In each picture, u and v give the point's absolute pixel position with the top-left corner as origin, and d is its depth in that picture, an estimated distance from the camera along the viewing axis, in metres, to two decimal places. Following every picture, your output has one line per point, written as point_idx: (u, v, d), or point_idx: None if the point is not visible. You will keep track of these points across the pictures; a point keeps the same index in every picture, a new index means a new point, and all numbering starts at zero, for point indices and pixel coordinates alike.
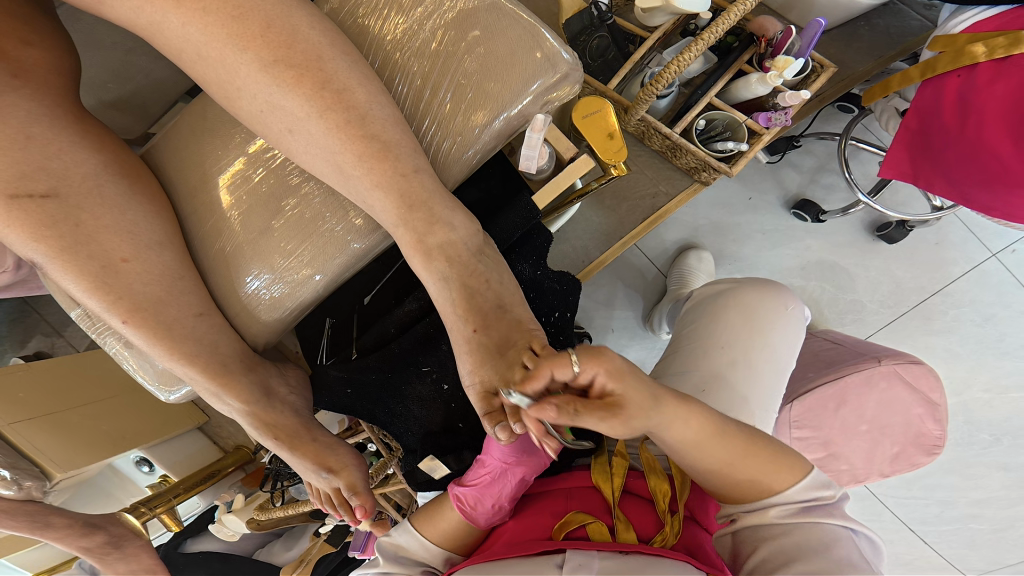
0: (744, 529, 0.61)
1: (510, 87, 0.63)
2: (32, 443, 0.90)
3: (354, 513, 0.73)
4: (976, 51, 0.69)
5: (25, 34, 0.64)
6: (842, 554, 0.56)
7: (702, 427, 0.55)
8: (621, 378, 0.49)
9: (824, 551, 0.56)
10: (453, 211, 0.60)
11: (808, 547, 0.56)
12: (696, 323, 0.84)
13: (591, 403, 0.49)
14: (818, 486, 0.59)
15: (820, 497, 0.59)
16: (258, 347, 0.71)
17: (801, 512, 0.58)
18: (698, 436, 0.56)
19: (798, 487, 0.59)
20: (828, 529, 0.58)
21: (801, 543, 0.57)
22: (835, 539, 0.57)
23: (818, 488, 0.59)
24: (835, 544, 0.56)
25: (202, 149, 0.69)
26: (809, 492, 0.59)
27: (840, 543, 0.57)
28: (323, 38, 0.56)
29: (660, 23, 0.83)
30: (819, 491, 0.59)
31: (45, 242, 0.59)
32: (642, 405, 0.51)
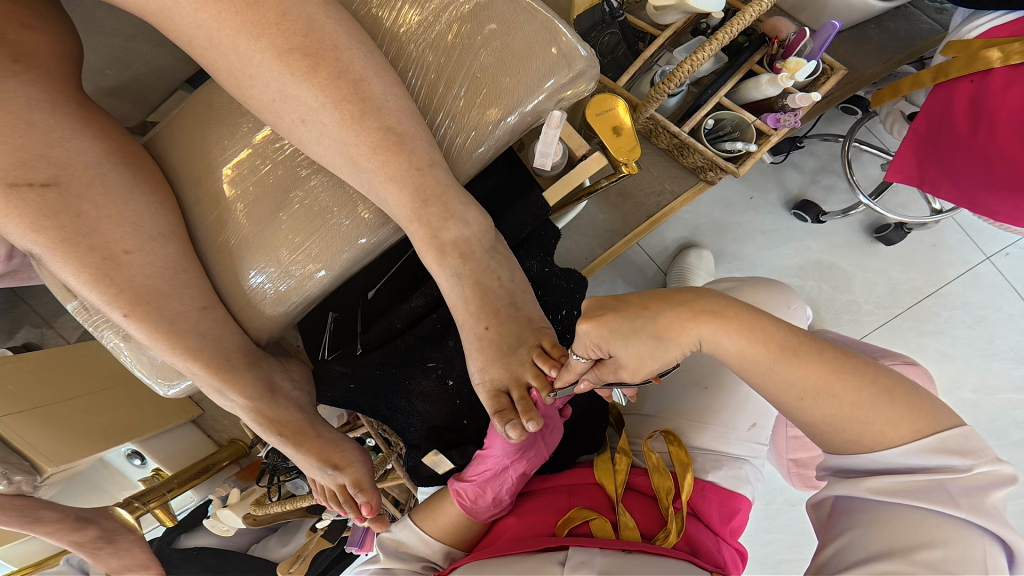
0: (839, 498, 0.50)
1: (526, 83, 0.62)
2: (22, 437, 0.88)
3: (359, 511, 0.72)
4: (991, 56, 0.69)
5: (26, 18, 0.61)
6: (953, 556, 0.43)
7: (752, 346, 0.49)
8: (609, 336, 0.49)
9: (923, 546, 0.44)
10: (466, 206, 0.59)
11: (900, 538, 0.45)
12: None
13: (606, 368, 0.51)
14: (937, 453, 0.46)
15: (944, 473, 0.45)
16: (261, 341, 0.70)
17: (910, 485, 0.46)
18: (749, 357, 0.49)
19: (909, 452, 0.47)
20: (944, 520, 0.44)
21: (900, 532, 0.45)
22: (952, 535, 0.43)
23: (943, 455, 0.46)
24: (949, 542, 0.43)
25: (207, 138, 0.67)
26: (924, 459, 0.46)
27: (957, 542, 0.43)
28: (339, 28, 0.54)
29: (672, 21, 0.82)
30: (939, 460, 0.46)
31: (45, 233, 0.58)
32: (643, 345, 0.49)
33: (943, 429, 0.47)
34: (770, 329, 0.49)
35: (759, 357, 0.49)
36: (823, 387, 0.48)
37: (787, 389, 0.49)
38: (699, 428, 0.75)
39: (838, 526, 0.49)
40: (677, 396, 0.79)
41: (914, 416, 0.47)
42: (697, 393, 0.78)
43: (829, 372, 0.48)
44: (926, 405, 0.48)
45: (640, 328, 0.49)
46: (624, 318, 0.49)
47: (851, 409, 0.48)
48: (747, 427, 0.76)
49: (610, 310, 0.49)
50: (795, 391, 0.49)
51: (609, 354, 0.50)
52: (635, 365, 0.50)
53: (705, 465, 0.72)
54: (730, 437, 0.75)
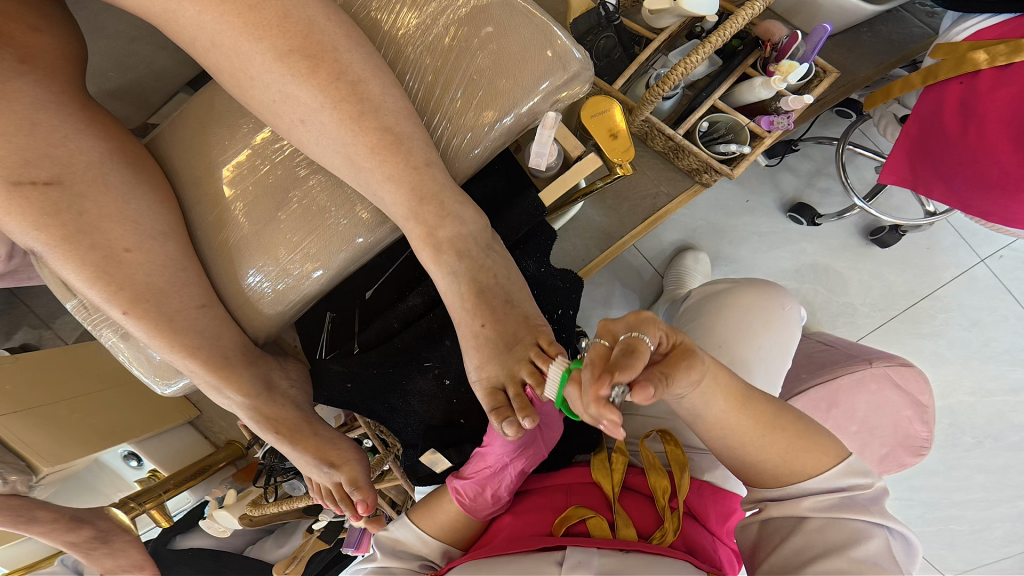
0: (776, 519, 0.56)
1: (522, 84, 0.63)
2: (17, 435, 0.88)
3: (356, 509, 0.72)
4: (979, 58, 0.71)
5: (31, 20, 0.62)
6: (873, 555, 0.51)
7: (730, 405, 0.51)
8: None
9: (849, 549, 0.51)
10: (463, 205, 0.59)
11: (830, 544, 0.52)
12: (699, 319, 0.83)
13: None
14: (851, 473, 0.54)
15: (855, 489, 0.54)
16: (259, 340, 0.71)
17: (833, 502, 0.54)
18: None
19: (830, 476, 0.54)
20: (860, 525, 0.53)
21: (829, 540, 0.52)
22: (867, 537, 0.52)
23: (853, 476, 0.54)
24: (866, 543, 0.52)
25: (208, 138, 0.68)
26: (842, 481, 0.54)
27: (870, 542, 0.52)
28: (339, 30, 0.55)
29: (666, 25, 0.83)
30: (851, 480, 0.54)
31: (47, 230, 0.58)
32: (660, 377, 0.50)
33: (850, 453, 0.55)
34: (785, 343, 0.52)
35: (736, 418, 0.52)
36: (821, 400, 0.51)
37: None
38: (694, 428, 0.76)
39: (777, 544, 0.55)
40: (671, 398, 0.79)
41: (832, 449, 0.55)
42: None
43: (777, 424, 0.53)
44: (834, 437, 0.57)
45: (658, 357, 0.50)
46: None
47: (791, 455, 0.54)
48: None
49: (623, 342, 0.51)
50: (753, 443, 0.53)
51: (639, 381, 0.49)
52: None
53: (700, 464, 0.73)
54: None
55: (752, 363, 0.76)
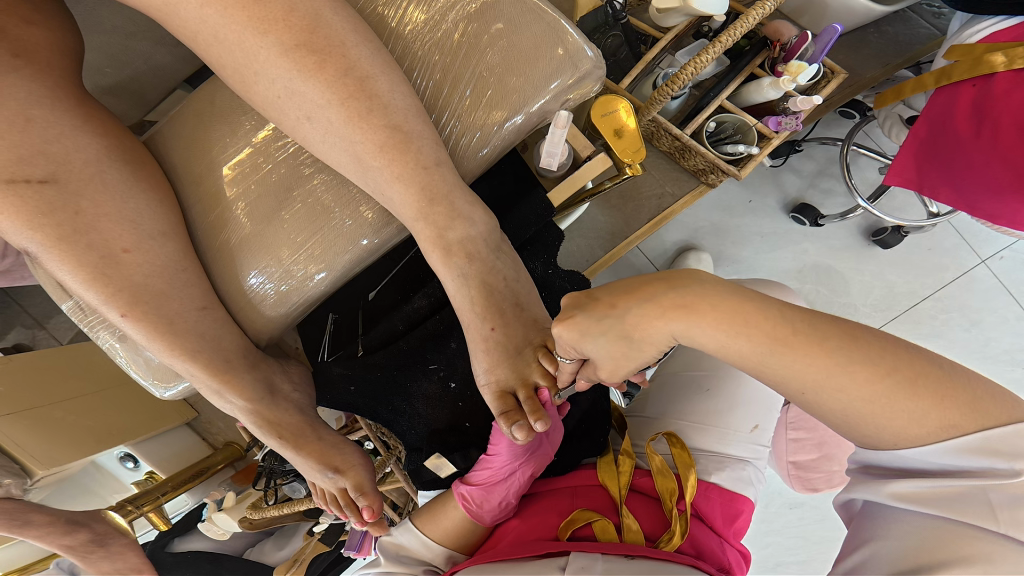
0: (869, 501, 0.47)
1: (532, 83, 0.62)
2: (11, 438, 0.86)
3: (362, 515, 0.71)
4: (996, 60, 0.70)
5: (26, 13, 0.61)
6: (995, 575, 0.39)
7: (737, 338, 0.44)
8: (579, 335, 0.49)
9: (951, 560, 0.40)
10: (472, 205, 0.58)
11: (925, 548, 0.42)
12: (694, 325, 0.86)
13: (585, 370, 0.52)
14: (976, 452, 0.41)
15: (982, 476, 0.41)
16: (261, 342, 0.69)
17: (945, 492, 0.42)
18: (736, 348, 0.44)
19: (943, 452, 0.42)
20: (976, 532, 0.41)
21: (926, 544, 0.42)
22: (986, 549, 0.40)
23: (985, 458, 0.41)
24: (990, 557, 0.40)
25: (208, 136, 0.67)
26: (963, 461, 0.42)
27: (992, 559, 0.40)
28: (347, 25, 0.54)
29: (674, 24, 0.82)
30: (976, 462, 0.41)
31: (43, 230, 0.57)
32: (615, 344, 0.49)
33: (989, 426, 0.41)
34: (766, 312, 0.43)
35: (748, 348, 0.44)
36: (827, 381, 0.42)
37: None
38: (703, 430, 0.76)
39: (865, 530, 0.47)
40: (678, 402, 0.79)
41: (942, 407, 0.41)
42: (699, 397, 0.78)
43: (838, 354, 0.42)
44: (959, 391, 0.42)
45: (608, 328, 0.48)
46: (592, 317, 0.48)
47: (867, 403, 0.42)
48: (750, 427, 0.76)
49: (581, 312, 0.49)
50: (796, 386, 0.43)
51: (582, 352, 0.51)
52: (612, 365, 0.50)
53: (708, 466, 0.72)
54: (731, 438, 0.75)
55: None
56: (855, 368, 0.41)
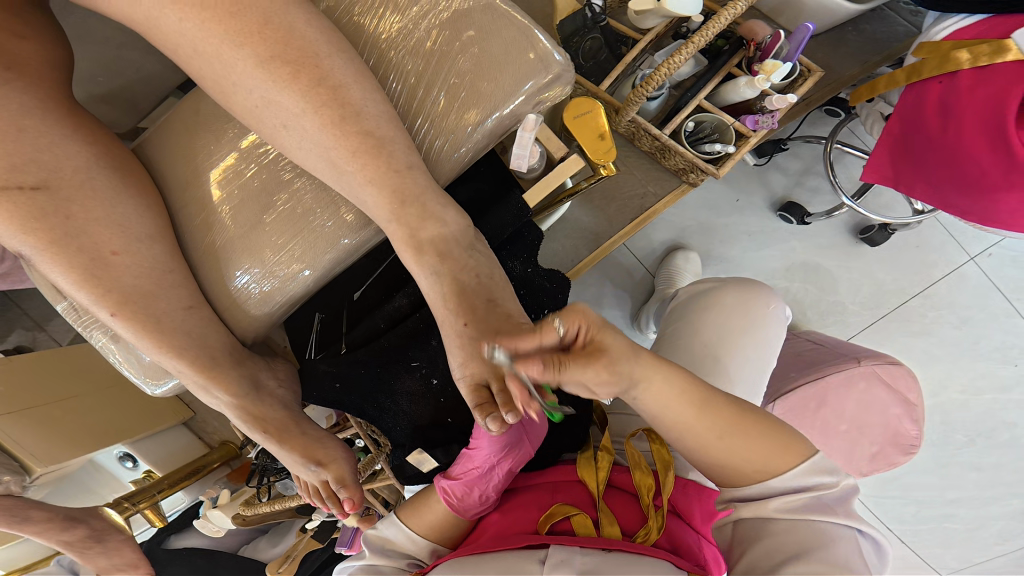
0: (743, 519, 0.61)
1: (503, 87, 0.64)
2: (11, 437, 0.88)
3: (342, 507, 0.74)
4: (961, 57, 0.71)
5: (17, 25, 0.63)
6: (838, 554, 0.55)
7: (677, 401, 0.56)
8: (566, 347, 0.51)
9: (819, 547, 0.55)
10: (445, 207, 0.60)
11: (802, 540, 0.56)
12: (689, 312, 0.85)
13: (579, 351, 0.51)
14: (814, 473, 0.58)
15: (821, 489, 0.58)
16: (247, 341, 0.71)
17: (802, 504, 0.58)
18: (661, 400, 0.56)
19: (794, 476, 0.58)
20: (827, 525, 0.57)
21: (799, 539, 0.56)
22: (832, 535, 0.56)
23: (818, 475, 0.58)
24: (831, 542, 0.56)
25: (194, 142, 0.69)
26: (808, 479, 0.58)
27: (837, 541, 0.56)
28: (320, 35, 0.56)
29: (652, 25, 0.84)
30: (820, 478, 0.58)
31: (35, 234, 0.59)
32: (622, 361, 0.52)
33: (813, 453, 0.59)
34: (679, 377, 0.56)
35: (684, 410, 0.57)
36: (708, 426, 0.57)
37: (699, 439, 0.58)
38: None
39: (748, 541, 0.60)
40: None
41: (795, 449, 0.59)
42: None
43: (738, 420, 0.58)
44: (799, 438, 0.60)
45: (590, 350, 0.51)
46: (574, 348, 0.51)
47: (733, 444, 0.58)
48: None
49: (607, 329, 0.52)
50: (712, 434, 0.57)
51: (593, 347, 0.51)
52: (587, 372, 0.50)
53: (686, 464, 0.75)
54: None
55: (740, 363, 0.77)
56: (714, 416, 0.57)
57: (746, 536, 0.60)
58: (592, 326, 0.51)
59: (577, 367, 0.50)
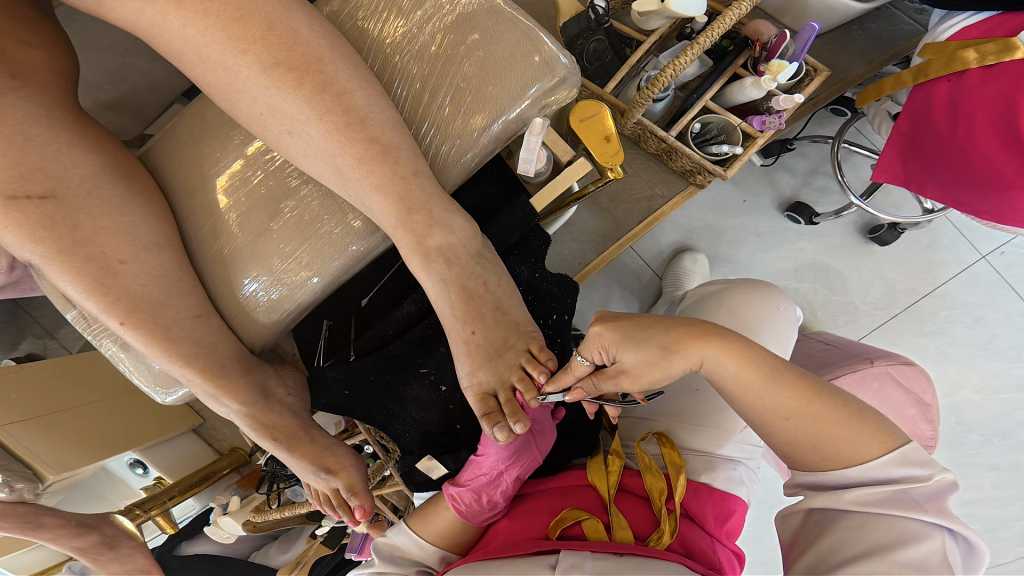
0: (816, 511, 0.55)
1: (509, 91, 0.64)
2: (24, 445, 0.89)
3: (353, 514, 0.73)
4: (967, 57, 0.70)
5: (24, 35, 0.64)
6: (920, 557, 0.48)
7: (747, 369, 0.54)
8: (621, 339, 0.53)
9: (898, 547, 0.49)
10: (451, 212, 0.60)
11: (878, 539, 0.51)
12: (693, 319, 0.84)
13: (607, 374, 0.54)
14: (899, 464, 0.52)
15: (908, 482, 0.52)
16: (256, 349, 0.71)
17: (882, 496, 0.52)
18: (744, 377, 0.54)
19: (878, 465, 0.52)
20: (913, 525, 0.50)
21: (875, 536, 0.51)
22: (920, 536, 0.49)
23: (906, 467, 0.52)
24: (916, 542, 0.49)
25: (201, 150, 0.69)
26: (892, 471, 0.52)
27: (923, 542, 0.49)
28: (324, 41, 0.56)
29: (657, 26, 0.83)
30: (906, 471, 0.52)
31: (44, 243, 0.59)
32: (652, 354, 0.53)
33: (905, 443, 0.53)
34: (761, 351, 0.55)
35: (753, 379, 0.54)
36: (801, 409, 0.54)
37: (772, 410, 0.54)
38: (690, 429, 0.76)
39: (817, 533, 0.54)
40: (668, 400, 0.80)
41: (882, 435, 0.53)
42: (688, 396, 0.79)
43: (814, 399, 0.54)
44: (887, 425, 0.55)
45: (651, 337, 0.53)
46: (637, 327, 0.54)
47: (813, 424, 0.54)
48: (740, 427, 0.76)
49: (627, 322, 0.54)
50: (781, 413, 0.54)
51: (615, 358, 0.53)
52: (638, 370, 0.53)
53: (697, 466, 0.73)
54: (723, 437, 0.75)
55: None
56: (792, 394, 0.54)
57: (815, 529, 0.55)
58: (609, 345, 0.53)
59: (611, 386, 0.54)
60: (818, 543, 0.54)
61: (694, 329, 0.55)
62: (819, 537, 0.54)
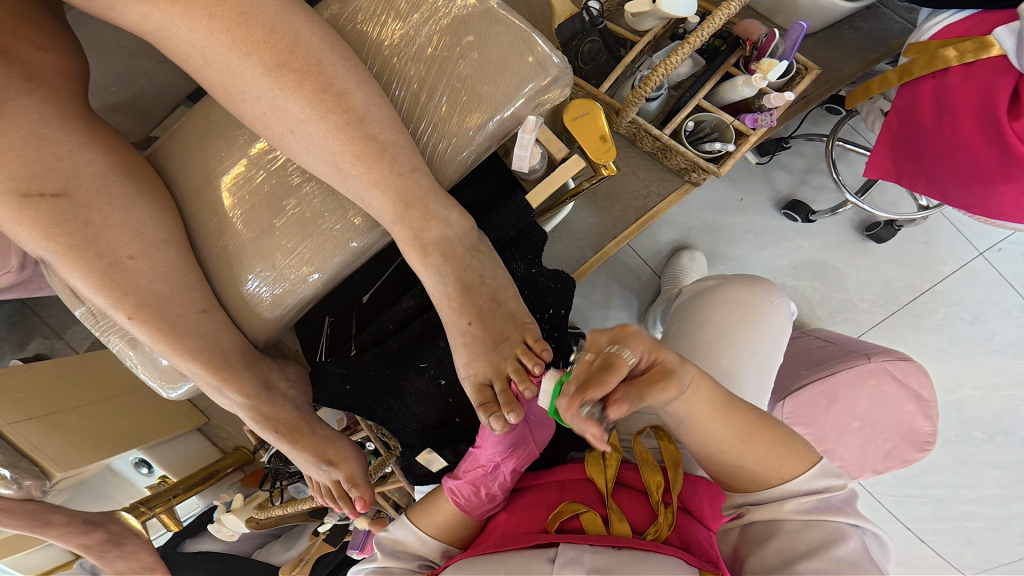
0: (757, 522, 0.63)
1: (503, 91, 0.66)
2: (35, 444, 0.91)
3: (354, 506, 0.75)
4: (947, 55, 0.72)
5: (38, 40, 0.66)
6: (848, 552, 0.57)
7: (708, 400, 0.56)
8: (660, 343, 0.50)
9: (831, 546, 0.57)
10: (448, 208, 0.62)
11: (813, 540, 0.58)
12: (671, 336, 0.86)
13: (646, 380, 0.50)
14: (823, 476, 0.61)
15: (830, 491, 0.60)
16: (259, 343, 0.73)
17: (812, 505, 0.60)
18: None
19: (806, 480, 0.60)
20: (837, 526, 0.59)
21: (811, 539, 0.59)
22: (843, 535, 0.58)
23: (827, 479, 0.61)
24: (843, 540, 0.58)
25: (206, 150, 0.71)
26: (819, 483, 0.61)
27: (847, 540, 0.58)
28: (323, 43, 0.58)
29: (649, 27, 0.85)
30: (827, 482, 0.60)
31: (54, 239, 0.61)
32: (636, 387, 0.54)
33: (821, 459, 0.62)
34: None
35: (709, 412, 0.57)
36: None
37: None
38: None
39: (760, 542, 0.62)
40: None
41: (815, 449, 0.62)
42: None
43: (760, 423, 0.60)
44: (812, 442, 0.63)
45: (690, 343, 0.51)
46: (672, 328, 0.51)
47: None
48: None
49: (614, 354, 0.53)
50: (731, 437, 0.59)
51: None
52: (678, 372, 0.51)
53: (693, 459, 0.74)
54: None
55: (741, 361, 0.78)
56: None
57: (758, 538, 0.62)
58: (653, 348, 0.50)
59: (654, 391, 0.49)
60: (761, 552, 0.61)
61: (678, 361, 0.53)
62: (763, 544, 0.61)
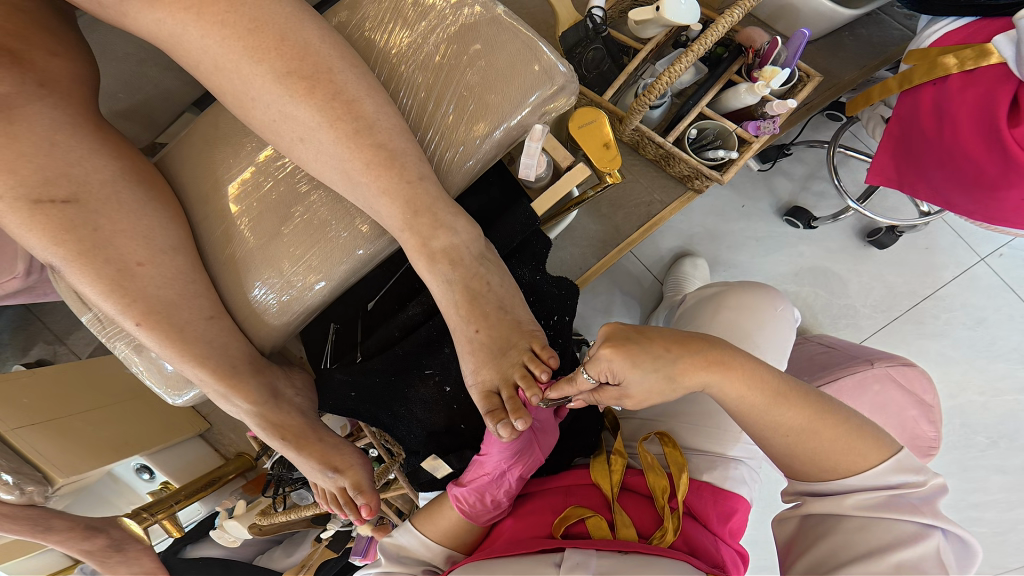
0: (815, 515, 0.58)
1: (509, 99, 0.66)
2: (35, 448, 0.90)
3: (359, 513, 0.75)
4: (948, 62, 0.73)
5: (51, 47, 0.67)
6: (917, 557, 0.51)
7: (753, 392, 0.55)
8: (631, 366, 0.53)
9: (896, 548, 0.51)
10: (455, 215, 0.62)
11: (877, 540, 0.53)
12: None
13: (611, 393, 0.55)
14: (901, 470, 0.55)
15: (905, 487, 0.54)
16: (265, 350, 0.73)
17: (880, 500, 0.54)
18: (748, 401, 0.55)
19: (880, 472, 0.54)
20: (911, 527, 0.52)
21: (874, 539, 0.53)
22: (918, 537, 0.51)
23: (904, 474, 0.54)
24: (914, 544, 0.51)
25: (214, 158, 0.72)
26: (891, 478, 0.54)
27: (922, 543, 0.51)
28: (334, 51, 0.59)
29: (653, 34, 0.86)
30: (903, 477, 0.54)
31: (64, 245, 0.62)
32: (656, 381, 0.54)
33: (899, 451, 0.56)
34: (768, 374, 0.55)
35: (758, 402, 0.55)
36: (808, 429, 0.55)
37: (776, 428, 0.56)
38: (691, 429, 0.78)
39: (818, 536, 0.57)
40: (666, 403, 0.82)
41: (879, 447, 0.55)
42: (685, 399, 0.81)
43: (817, 418, 0.55)
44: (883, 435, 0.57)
45: (661, 366, 0.54)
46: (648, 354, 0.53)
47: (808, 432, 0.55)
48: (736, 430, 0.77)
49: (635, 344, 0.53)
50: (782, 430, 0.56)
51: (622, 380, 0.54)
52: (642, 396, 0.55)
53: (699, 465, 0.73)
54: (725, 438, 0.76)
55: None
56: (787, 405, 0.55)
57: (817, 532, 0.57)
58: (619, 368, 0.53)
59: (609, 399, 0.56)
60: (817, 546, 0.56)
61: (703, 357, 0.55)
62: (818, 540, 0.56)
